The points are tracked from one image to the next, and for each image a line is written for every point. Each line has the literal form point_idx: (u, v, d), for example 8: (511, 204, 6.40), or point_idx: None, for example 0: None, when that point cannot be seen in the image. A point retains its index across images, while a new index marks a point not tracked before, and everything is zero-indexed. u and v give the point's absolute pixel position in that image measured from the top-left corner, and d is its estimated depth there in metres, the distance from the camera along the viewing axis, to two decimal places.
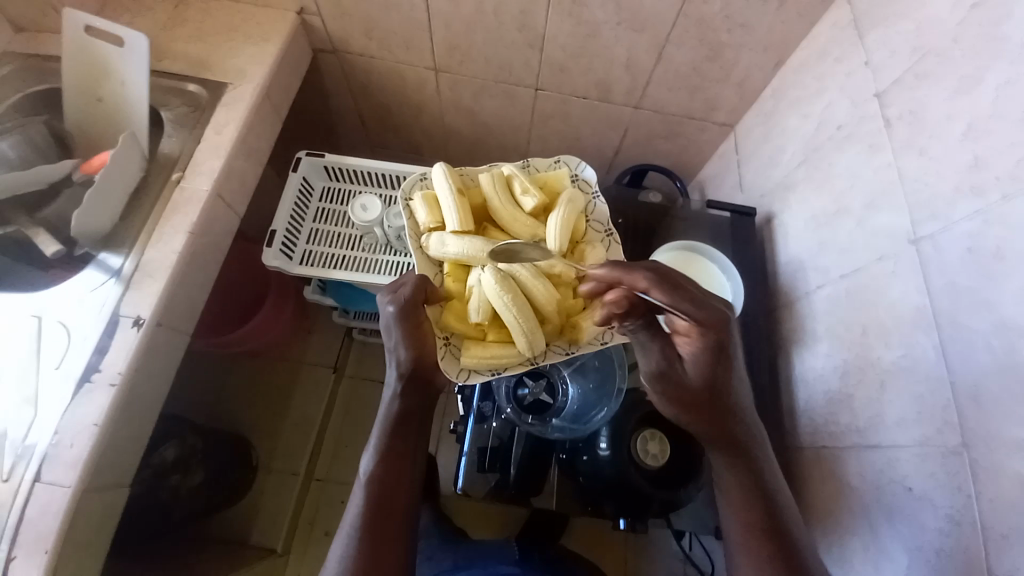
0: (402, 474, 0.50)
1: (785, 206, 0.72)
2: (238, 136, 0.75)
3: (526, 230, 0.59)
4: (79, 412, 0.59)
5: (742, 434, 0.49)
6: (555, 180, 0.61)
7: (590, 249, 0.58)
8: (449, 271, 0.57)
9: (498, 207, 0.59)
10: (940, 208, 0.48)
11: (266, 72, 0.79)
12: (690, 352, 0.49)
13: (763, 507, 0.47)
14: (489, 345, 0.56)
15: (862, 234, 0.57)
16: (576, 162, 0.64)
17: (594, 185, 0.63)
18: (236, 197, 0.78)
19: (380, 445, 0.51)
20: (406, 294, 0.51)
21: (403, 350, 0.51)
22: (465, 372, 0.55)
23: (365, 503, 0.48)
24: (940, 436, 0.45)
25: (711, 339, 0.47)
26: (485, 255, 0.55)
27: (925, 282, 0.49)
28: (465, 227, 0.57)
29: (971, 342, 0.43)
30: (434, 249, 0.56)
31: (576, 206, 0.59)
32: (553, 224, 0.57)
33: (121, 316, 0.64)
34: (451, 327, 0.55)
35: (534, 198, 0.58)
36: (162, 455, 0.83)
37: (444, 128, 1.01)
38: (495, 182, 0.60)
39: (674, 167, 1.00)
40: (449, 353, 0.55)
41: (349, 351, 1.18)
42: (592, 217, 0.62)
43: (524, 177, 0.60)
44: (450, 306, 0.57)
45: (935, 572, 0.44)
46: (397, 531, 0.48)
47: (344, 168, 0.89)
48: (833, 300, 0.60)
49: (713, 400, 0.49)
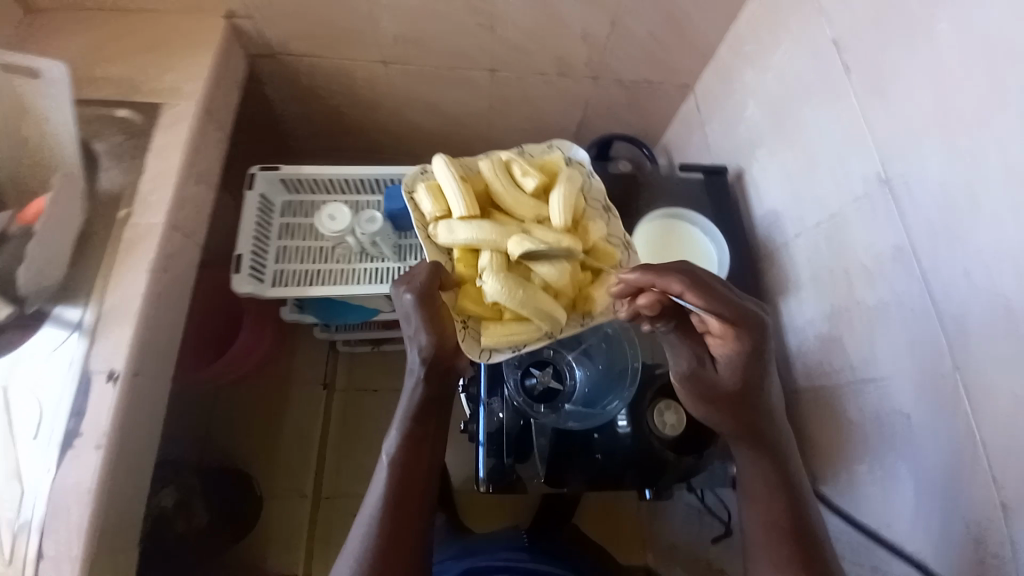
0: (422, 460, 0.50)
1: (755, 161, 0.73)
2: (185, 160, 0.71)
3: (531, 211, 0.57)
4: (70, 479, 0.56)
5: (767, 429, 0.50)
6: (553, 162, 0.61)
7: (593, 224, 0.58)
8: (459, 257, 0.56)
9: (501, 191, 0.58)
10: (908, 147, 0.50)
11: (204, 88, 0.74)
12: (723, 352, 0.49)
13: (785, 498, 0.49)
14: (508, 324, 0.54)
15: (835, 178, 0.59)
16: (568, 146, 0.64)
17: (587, 166, 0.63)
18: (195, 224, 0.73)
19: (400, 433, 0.50)
20: (421, 282, 0.50)
21: (423, 337, 0.49)
22: (486, 352, 0.54)
23: (383, 499, 0.47)
24: (933, 364, 0.47)
25: (745, 339, 0.47)
26: (493, 238, 0.54)
27: (901, 220, 0.51)
28: (471, 212, 0.56)
29: (952, 271, 0.46)
30: (443, 237, 0.55)
31: (575, 184, 0.59)
32: (557, 202, 0.57)
33: (93, 372, 0.60)
34: (468, 311, 0.54)
35: (535, 179, 0.58)
36: (161, 503, 0.81)
37: (402, 123, 0.98)
38: (495, 167, 0.59)
39: (639, 134, 1.00)
40: (468, 336, 0.54)
41: (337, 365, 1.15)
42: (590, 196, 0.62)
43: (523, 161, 0.60)
44: (465, 291, 0.55)
45: (941, 490, 0.46)
46: (416, 523, 0.48)
47: (303, 179, 0.85)
48: (813, 247, 0.62)
49: (744, 399, 0.50)
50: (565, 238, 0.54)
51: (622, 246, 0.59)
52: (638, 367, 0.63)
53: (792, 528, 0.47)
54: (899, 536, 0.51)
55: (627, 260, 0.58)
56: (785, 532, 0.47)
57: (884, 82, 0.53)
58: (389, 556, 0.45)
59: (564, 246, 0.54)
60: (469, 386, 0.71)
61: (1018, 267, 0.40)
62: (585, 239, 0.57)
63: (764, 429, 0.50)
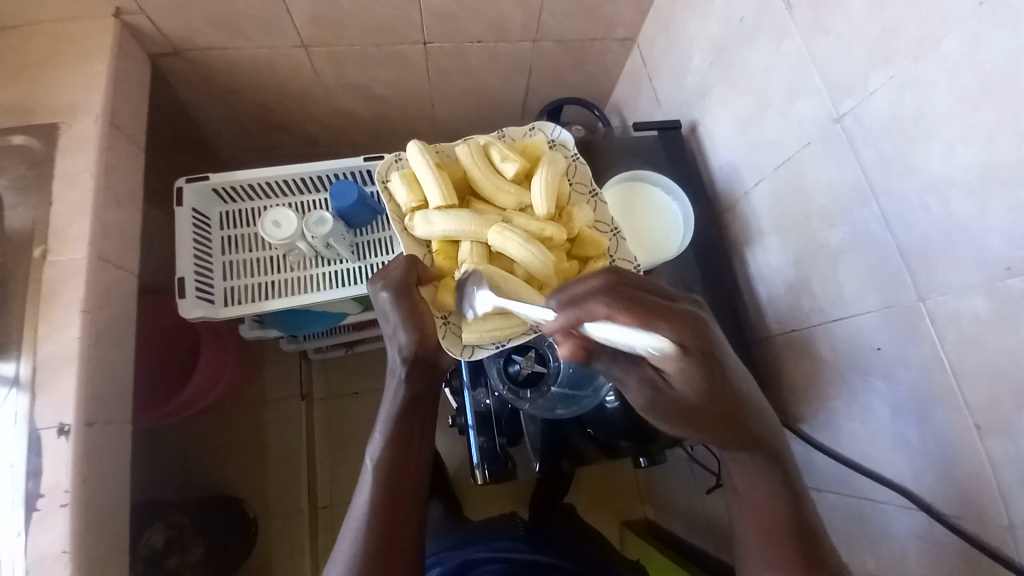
0: (411, 458, 0.48)
1: (706, 112, 0.72)
2: (100, 183, 0.64)
3: (511, 199, 0.55)
4: (41, 544, 0.52)
5: (752, 430, 0.47)
6: (535, 145, 0.57)
7: (578, 210, 0.55)
8: (438, 249, 0.54)
9: (480, 178, 0.55)
10: (855, 83, 0.50)
11: (105, 100, 0.67)
12: (673, 369, 0.47)
13: (783, 497, 0.46)
14: (490, 318, 0.52)
15: (787, 122, 0.58)
16: (551, 127, 0.60)
17: (572, 147, 0.59)
18: (127, 252, 0.67)
19: (386, 434, 0.47)
20: (397, 278, 0.48)
21: (403, 336, 0.47)
22: (469, 349, 0.51)
23: (370, 507, 0.45)
24: (896, 296, 0.49)
25: (691, 357, 0.45)
26: (472, 230, 0.53)
27: (856, 158, 0.51)
28: (450, 202, 0.53)
29: (908, 203, 0.46)
30: (421, 228, 0.53)
31: (559, 168, 0.56)
32: (539, 189, 0.54)
33: (42, 429, 0.55)
34: (449, 305, 0.51)
35: (515, 164, 0.55)
36: (150, 542, 0.80)
37: (337, 112, 0.91)
38: (473, 153, 0.56)
39: (587, 96, 0.97)
40: (450, 331, 0.51)
41: (312, 374, 1.10)
42: (575, 179, 0.59)
43: (502, 144, 0.56)
44: (445, 284, 0.52)
45: (916, 414, 0.49)
46: (412, 531, 0.45)
47: (238, 186, 0.79)
48: (772, 194, 0.62)
49: (716, 408, 0.47)
50: (547, 226, 0.53)
51: (609, 231, 0.57)
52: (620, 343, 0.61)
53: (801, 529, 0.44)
54: (880, 466, 0.53)
55: (614, 246, 0.57)
56: (796, 536, 0.44)
57: (825, 18, 0.51)
58: (383, 560, 0.43)
59: (547, 235, 0.53)
60: (452, 378, 0.70)
61: (971, 193, 0.41)
62: (569, 225, 0.55)
63: (752, 430, 0.47)
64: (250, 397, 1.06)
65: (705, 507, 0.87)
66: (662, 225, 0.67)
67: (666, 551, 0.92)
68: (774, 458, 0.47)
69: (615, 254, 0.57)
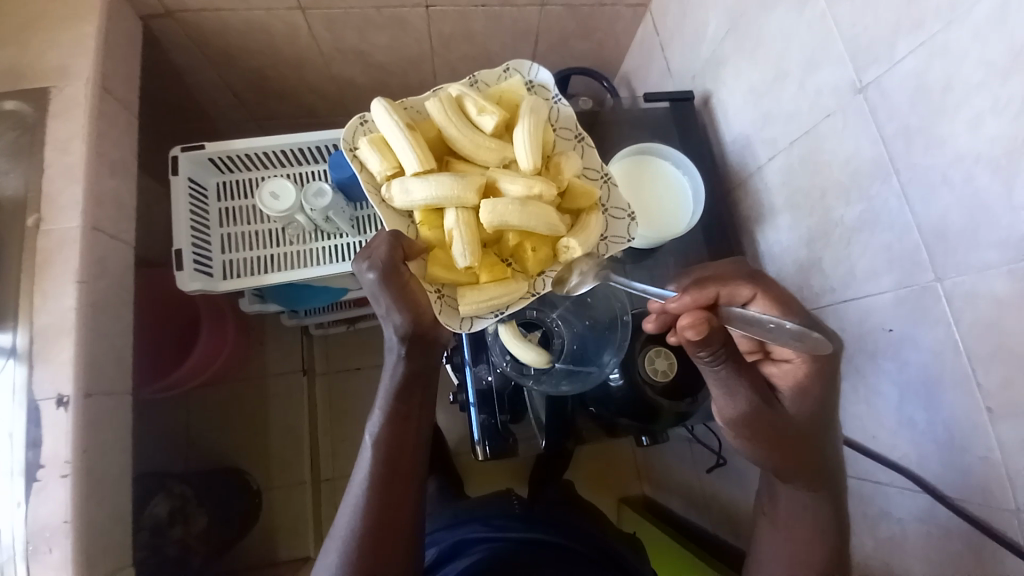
0: (408, 436, 0.47)
1: (720, 84, 0.69)
2: (92, 150, 0.62)
3: (493, 155, 0.52)
4: (42, 513, 0.52)
5: (828, 464, 0.46)
6: (511, 92, 0.54)
7: (566, 159, 0.52)
8: (422, 219, 0.50)
9: (456, 135, 0.52)
10: (882, 49, 0.47)
11: (94, 63, 0.64)
12: (791, 379, 0.47)
13: (833, 539, 0.47)
14: (486, 288, 0.49)
15: (805, 94, 0.56)
16: (527, 68, 0.57)
17: (552, 88, 0.57)
18: (121, 222, 0.65)
19: (385, 412, 0.46)
20: (384, 256, 0.44)
21: (398, 316, 0.44)
22: (468, 321, 0.50)
23: (369, 478, 0.45)
24: (912, 276, 0.47)
25: (814, 370, 0.45)
26: (457, 194, 0.49)
27: (878, 130, 0.49)
28: (427, 166, 0.50)
29: (931, 180, 0.44)
30: (399, 199, 0.49)
31: (541, 115, 0.52)
32: (521, 141, 0.51)
33: (41, 400, 0.54)
34: (441, 279, 0.49)
35: (493, 116, 0.51)
36: (154, 512, 0.83)
37: (336, 79, 0.88)
38: (444, 108, 0.52)
39: (595, 66, 0.93)
40: (446, 306, 0.49)
41: (313, 349, 1.10)
42: (558, 125, 0.56)
43: (476, 96, 0.53)
44: (433, 257, 0.49)
45: (925, 397, 0.48)
46: (409, 504, 0.46)
47: (235, 155, 0.76)
48: (787, 170, 0.60)
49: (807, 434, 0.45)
50: (536, 183, 0.50)
51: (599, 177, 0.55)
52: (627, 319, 0.61)
53: (819, 557, 0.46)
54: (885, 447, 0.53)
55: (607, 194, 0.55)
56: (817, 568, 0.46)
57: None
58: (379, 541, 0.44)
59: (537, 191, 0.50)
60: (453, 354, 0.70)
61: (996, 168, 0.39)
62: (558, 177, 0.52)
63: (814, 459, 0.45)
64: (253, 372, 1.06)
65: (703, 486, 0.88)
66: (670, 197, 0.65)
67: (665, 530, 0.93)
68: (829, 492, 0.46)
69: (608, 203, 0.55)
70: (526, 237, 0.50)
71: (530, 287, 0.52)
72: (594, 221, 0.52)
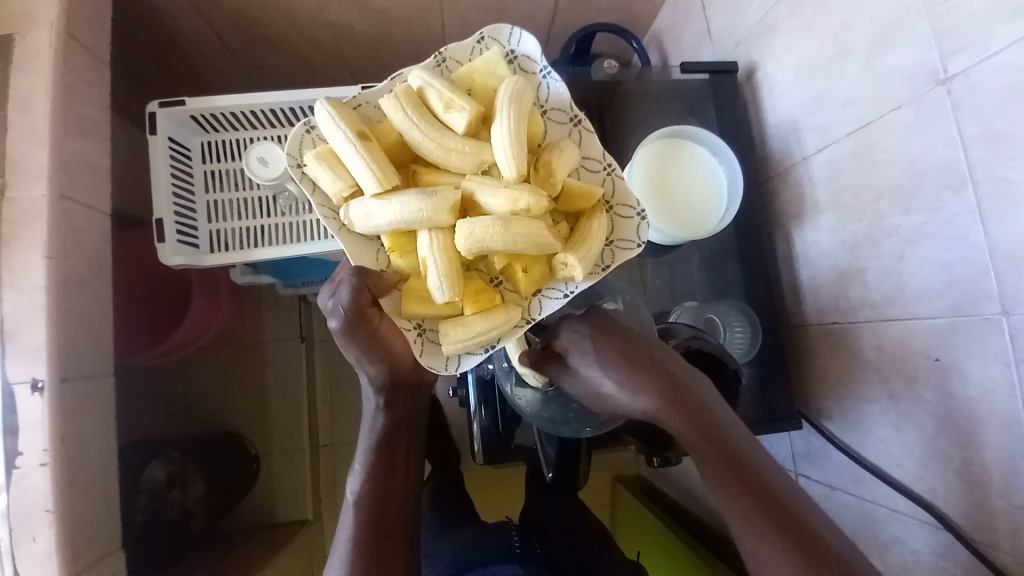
0: (394, 486, 0.47)
1: (768, 55, 0.60)
2: (57, 108, 0.55)
3: (468, 161, 0.45)
4: (24, 501, 0.50)
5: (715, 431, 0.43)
6: (486, 73, 0.45)
7: (558, 157, 0.44)
8: (392, 246, 0.45)
9: (422, 142, 0.45)
10: (977, 33, 0.39)
11: (56, 4, 0.56)
12: (572, 351, 0.47)
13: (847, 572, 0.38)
14: (470, 322, 0.43)
15: (872, 78, 0.48)
16: (506, 32, 0.46)
17: (538, 57, 0.46)
18: (96, 189, 0.60)
19: (367, 465, 0.47)
20: (347, 304, 0.41)
21: (370, 366, 0.44)
22: (454, 359, 0.44)
23: (355, 525, 0.45)
24: (971, 304, 0.42)
25: (575, 334, 0.48)
26: (429, 216, 0.43)
27: (955, 129, 0.41)
28: (390, 184, 0.44)
29: (1014, 197, 0.38)
30: (360, 225, 0.43)
31: (526, 103, 0.44)
32: (501, 143, 0.43)
33: (14, 384, 0.51)
34: (420, 314, 0.44)
35: (463, 114, 0.44)
36: (152, 477, 0.81)
37: (333, 27, 0.78)
38: (403, 107, 0.44)
39: (624, 22, 0.83)
40: (427, 344, 0.45)
41: (312, 318, 1.07)
42: (548, 107, 0.47)
43: (440, 86, 0.44)
44: (409, 289, 0.44)
45: (964, 434, 0.44)
46: (400, 549, 0.46)
47: (219, 114, 0.69)
48: (838, 166, 0.53)
49: (643, 392, 0.44)
50: (522, 196, 0.43)
51: (602, 168, 0.47)
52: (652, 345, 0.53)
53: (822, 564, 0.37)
54: (907, 476, 0.49)
55: (611, 189, 0.47)
56: None
57: None
58: None
59: (522, 206, 0.43)
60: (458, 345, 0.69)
61: None
62: (549, 181, 0.44)
63: (684, 423, 0.43)
64: (249, 336, 1.03)
65: (703, 491, 0.86)
66: (703, 188, 0.59)
67: (660, 517, 0.93)
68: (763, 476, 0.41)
69: (612, 200, 0.47)
70: (514, 257, 0.44)
71: (525, 311, 0.46)
72: (595, 226, 0.45)
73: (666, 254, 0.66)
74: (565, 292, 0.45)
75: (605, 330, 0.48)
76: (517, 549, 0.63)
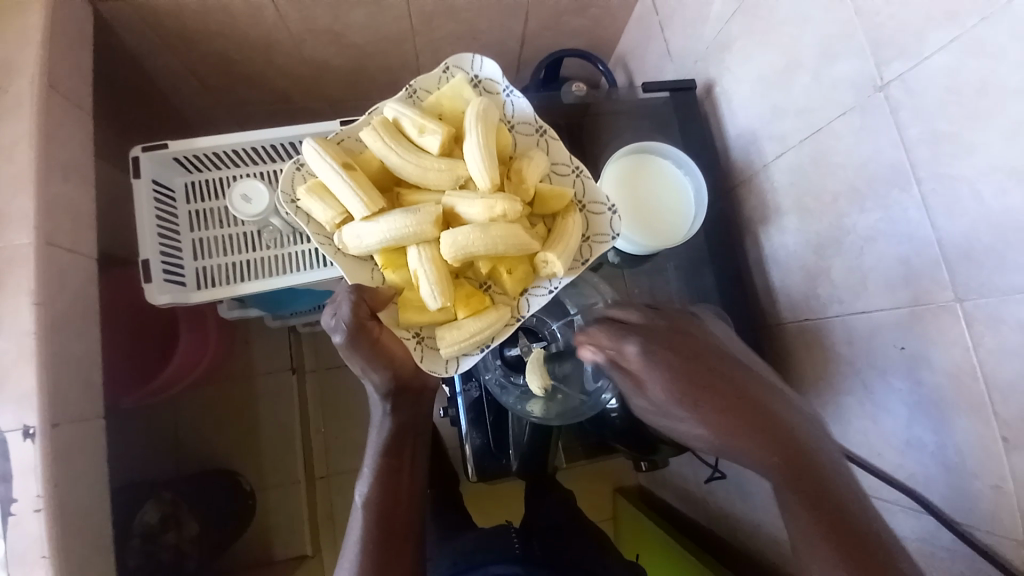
0: (400, 491, 0.47)
1: (725, 71, 0.64)
2: (41, 158, 0.57)
3: (445, 177, 0.47)
4: (20, 547, 0.50)
5: (800, 442, 0.43)
6: (453, 98, 0.47)
7: (528, 164, 0.46)
8: (384, 262, 0.46)
9: (399, 165, 0.47)
10: (908, 43, 0.42)
11: (41, 58, 0.58)
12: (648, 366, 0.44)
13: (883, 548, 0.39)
14: (465, 324, 0.45)
15: (819, 87, 0.51)
16: (470, 60, 0.49)
17: (501, 81, 0.49)
18: (81, 232, 0.61)
19: (374, 466, 0.47)
20: (348, 316, 0.43)
21: (375, 375, 0.44)
22: (453, 361, 0.46)
23: (365, 526, 0.46)
24: (928, 293, 0.44)
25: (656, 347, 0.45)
26: (415, 229, 0.45)
27: (898, 133, 0.44)
28: (378, 207, 0.46)
29: (958, 193, 0.40)
30: (354, 247, 0.45)
31: (493, 117, 0.46)
32: (473, 157, 0.45)
33: (6, 431, 0.51)
34: (417, 322, 0.46)
35: (437, 136, 0.46)
36: (144, 520, 0.82)
37: (311, 64, 0.81)
38: (381, 136, 0.47)
39: (590, 46, 0.87)
40: (427, 350, 0.46)
41: (302, 347, 1.07)
42: (514, 122, 0.50)
43: (413, 114, 0.47)
44: (405, 300, 0.46)
45: (937, 419, 0.45)
46: (409, 547, 0.47)
47: (202, 154, 0.70)
48: (797, 172, 0.55)
49: (738, 403, 0.44)
50: (499, 201, 0.44)
51: (570, 171, 0.49)
52: None
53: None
54: (888, 465, 0.51)
55: (581, 189, 0.49)
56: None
57: None
58: None
59: (499, 212, 0.44)
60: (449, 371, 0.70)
61: None
62: (522, 187, 0.46)
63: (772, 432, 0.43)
64: (239, 368, 1.04)
65: (703, 495, 0.86)
66: (674, 199, 0.61)
67: (661, 524, 0.93)
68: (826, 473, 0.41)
69: (584, 199, 0.49)
70: (500, 258, 0.46)
71: (513, 310, 0.48)
72: (570, 224, 0.47)
73: (647, 263, 0.67)
74: (550, 288, 0.47)
75: (686, 343, 0.46)
76: (518, 552, 0.62)
